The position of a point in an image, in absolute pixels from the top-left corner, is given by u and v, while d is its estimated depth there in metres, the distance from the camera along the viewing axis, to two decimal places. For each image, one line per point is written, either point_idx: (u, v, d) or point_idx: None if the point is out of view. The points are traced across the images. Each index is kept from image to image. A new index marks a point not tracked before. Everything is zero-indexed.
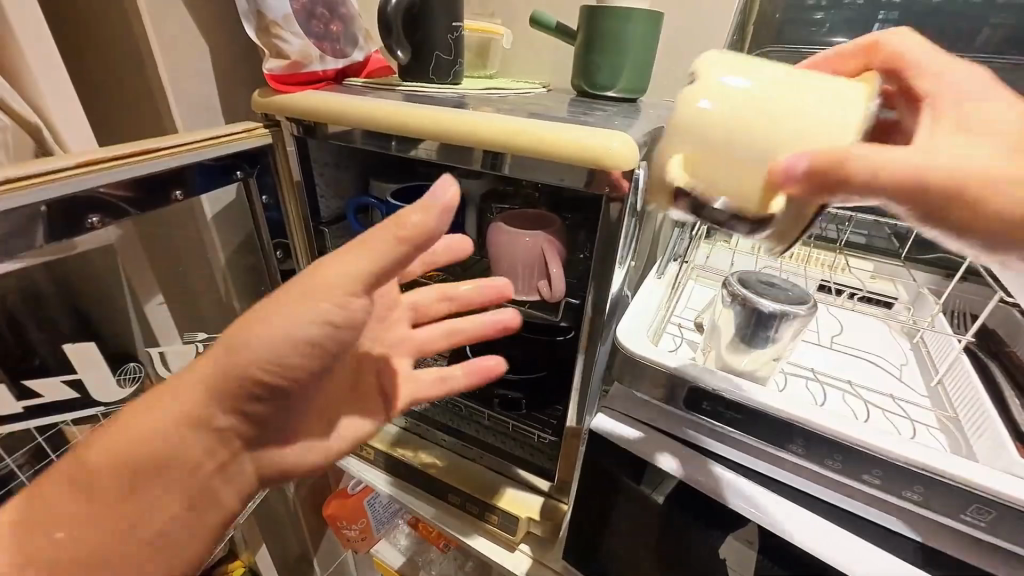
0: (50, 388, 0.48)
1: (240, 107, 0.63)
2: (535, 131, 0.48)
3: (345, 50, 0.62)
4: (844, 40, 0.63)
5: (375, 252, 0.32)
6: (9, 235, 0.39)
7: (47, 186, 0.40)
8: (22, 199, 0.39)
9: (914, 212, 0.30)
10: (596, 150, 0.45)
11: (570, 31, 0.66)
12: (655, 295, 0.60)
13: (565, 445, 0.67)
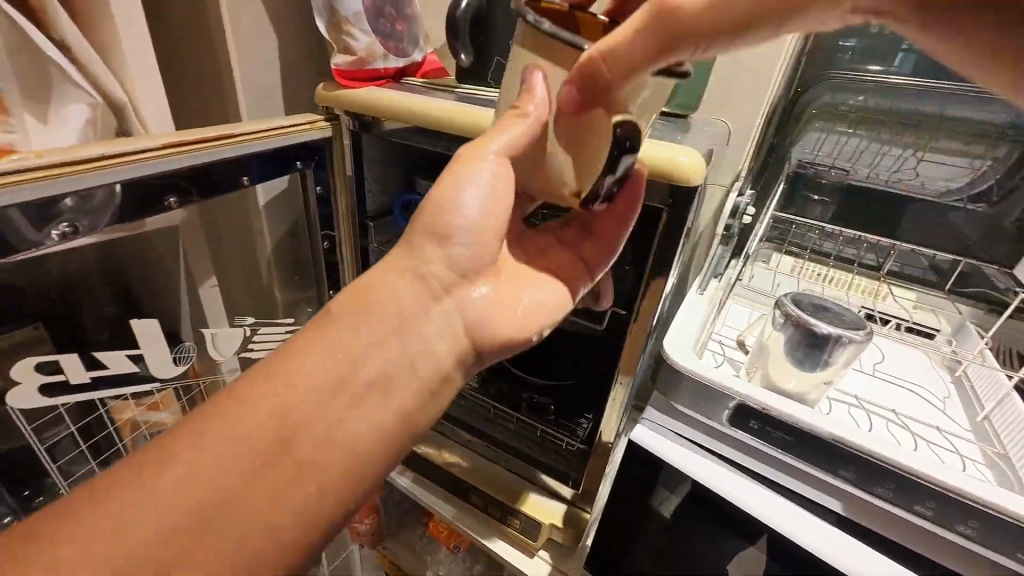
0: (116, 361, 0.49)
1: (301, 100, 0.65)
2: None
3: (407, 50, 0.63)
4: (877, 67, 0.63)
5: (509, 137, 0.35)
6: (87, 212, 0.40)
7: (128, 167, 0.41)
8: (103, 177, 0.39)
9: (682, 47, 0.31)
10: (669, 167, 0.45)
11: None
12: (698, 311, 0.60)
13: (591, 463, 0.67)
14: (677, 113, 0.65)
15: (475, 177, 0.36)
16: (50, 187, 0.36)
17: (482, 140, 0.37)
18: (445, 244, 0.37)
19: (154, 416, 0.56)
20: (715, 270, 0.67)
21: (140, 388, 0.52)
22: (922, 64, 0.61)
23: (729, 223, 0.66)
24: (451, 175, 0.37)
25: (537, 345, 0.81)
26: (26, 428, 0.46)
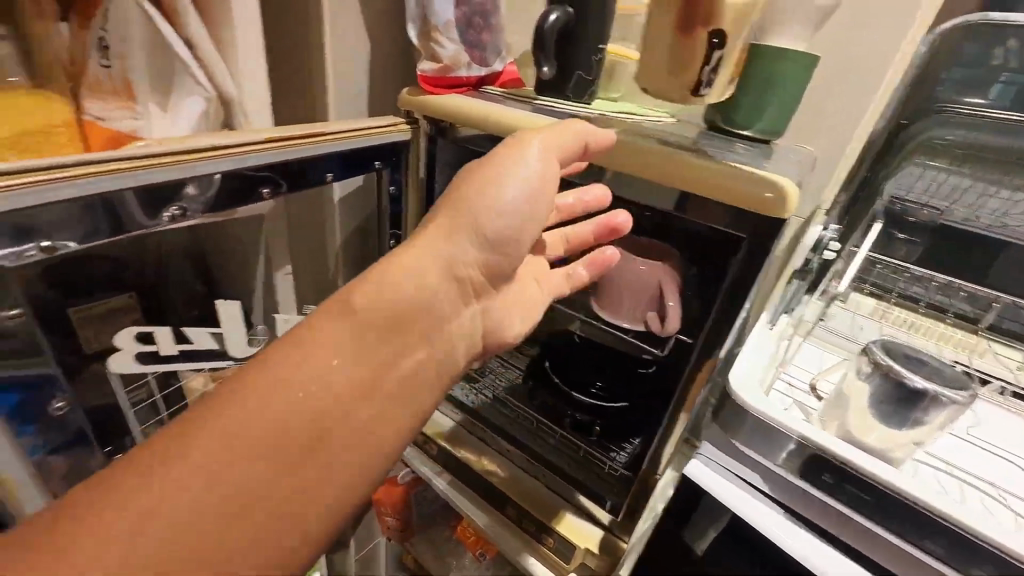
0: (201, 337, 0.55)
1: (383, 103, 0.67)
2: (686, 162, 0.47)
3: (489, 59, 0.63)
4: (977, 100, 0.59)
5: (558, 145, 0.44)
6: (193, 198, 0.43)
7: (229, 158, 0.44)
8: (207, 166, 0.42)
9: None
10: (751, 200, 0.44)
11: None
12: (768, 346, 0.57)
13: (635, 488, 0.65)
14: (760, 137, 0.63)
15: (524, 170, 0.42)
16: (169, 172, 0.40)
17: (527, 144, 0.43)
18: (488, 234, 0.41)
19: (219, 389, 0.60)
20: (788, 304, 0.63)
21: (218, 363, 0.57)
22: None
23: (809, 258, 0.62)
24: (501, 166, 0.42)
25: (586, 360, 0.80)
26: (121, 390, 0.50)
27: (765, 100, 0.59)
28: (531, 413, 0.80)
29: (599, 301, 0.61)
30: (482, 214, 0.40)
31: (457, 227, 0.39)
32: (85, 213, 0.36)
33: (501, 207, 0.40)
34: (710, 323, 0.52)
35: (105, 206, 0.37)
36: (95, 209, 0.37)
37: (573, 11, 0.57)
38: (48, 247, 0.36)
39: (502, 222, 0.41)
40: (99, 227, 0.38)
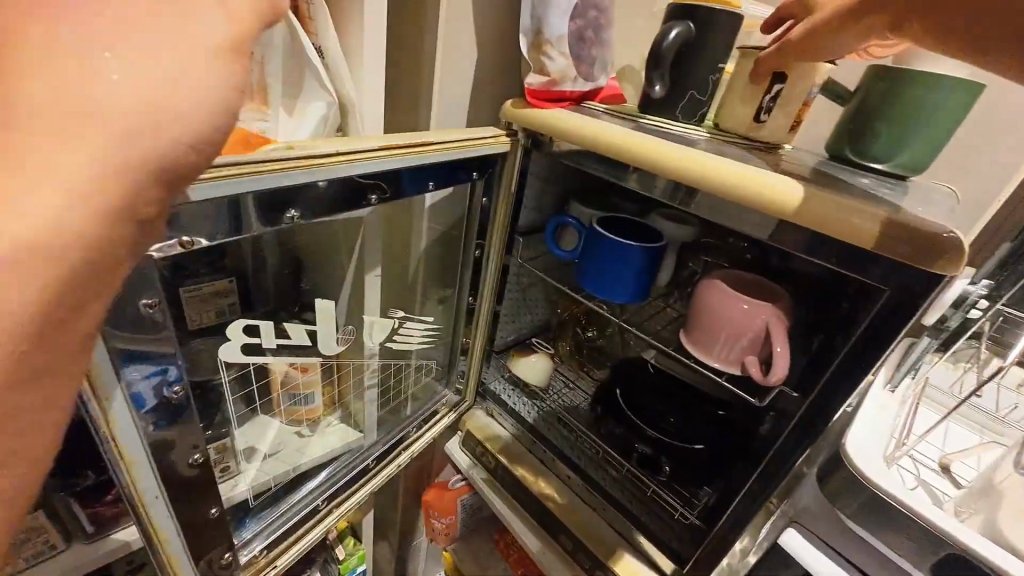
0: (297, 332, 0.57)
1: (483, 113, 0.67)
2: (813, 198, 0.42)
3: (595, 75, 0.62)
4: None
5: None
6: (309, 199, 0.44)
7: (346, 165, 0.45)
8: (325, 173, 0.43)
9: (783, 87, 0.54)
10: (908, 247, 0.38)
11: (844, 92, 0.58)
12: (889, 413, 0.50)
13: (710, 542, 0.59)
14: (897, 173, 0.56)
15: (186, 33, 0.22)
16: (293, 177, 0.41)
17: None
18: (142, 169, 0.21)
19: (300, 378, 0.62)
20: (914, 365, 0.55)
21: (306, 357, 0.60)
22: None
23: (947, 315, 0.55)
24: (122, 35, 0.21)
25: (661, 395, 0.74)
26: (223, 375, 0.50)
27: (908, 132, 0.52)
28: (595, 443, 0.76)
29: (691, 335, 0.57)
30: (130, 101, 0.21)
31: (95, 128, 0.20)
32: (219, 210, 0.38)
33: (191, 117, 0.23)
34: (826, 379, 0.46)
35: (235, 206, 0.39)
36: (225, 209, 0.39)
37: (693, 28, 0.54)
38: (185, 240, 0.37)
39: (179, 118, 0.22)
40: (221, 226, 0.39)
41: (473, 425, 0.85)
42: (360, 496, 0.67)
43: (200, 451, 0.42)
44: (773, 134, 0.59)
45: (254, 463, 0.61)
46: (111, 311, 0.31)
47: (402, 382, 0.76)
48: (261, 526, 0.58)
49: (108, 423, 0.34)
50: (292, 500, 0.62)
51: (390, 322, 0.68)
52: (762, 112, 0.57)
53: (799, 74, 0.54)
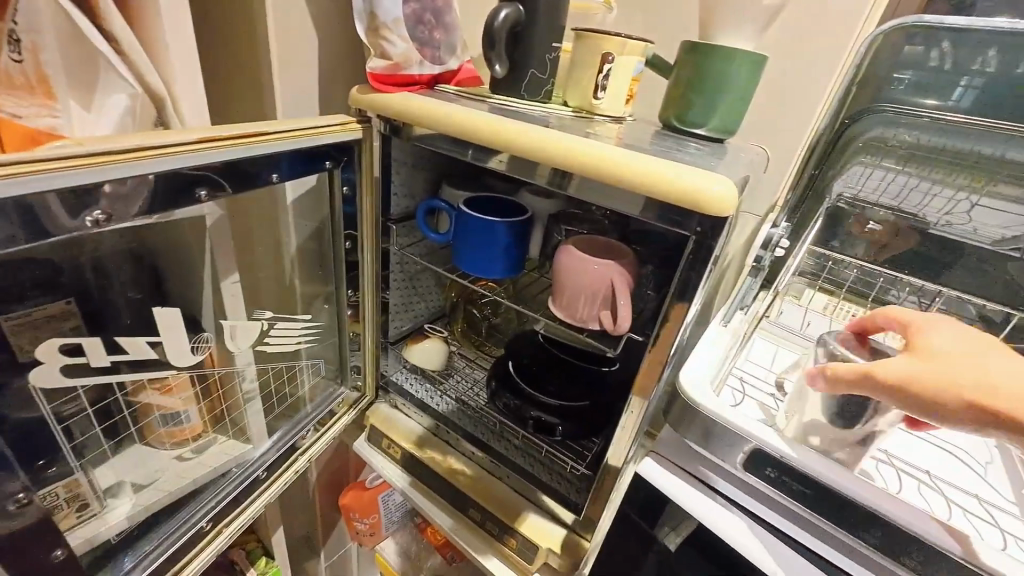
0: (136, 345, 0.50)
1: (336, 100, 0.66)
2: (626, 160, 0.47)
3: (442, 58, 0.63)
4: (933, 103, 0.59)
5: None
6: (120, 199, 0.40)
7: (167, 157, 0.42)
8: (140, 168, 0.40)
9: (606, 62, 0.59)
10: (702, 195, 0.43)
11: (666, 66, 0.65)
12: (719, 343, 0.58)
13: (599, 482, 0.65)
14: (715, 136, 0.63)
15: None
16: (84, 175, 0.37)
17: None
18: None
19: (165, 398, 0.58)
20: (742, 301, 0.65)
21: (155, 373, 0.54)
22: (982, 100, 0.57)
23: (760, 254, 0.64)
24: None
25: (551, 360, 0.79)
26: (44, 408, 0.44)
27: (714, 101, 0.60)
28: (496, 416, 0.78)
29: (556, 298, 0.61)
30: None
31: None
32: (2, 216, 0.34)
33: None
34: (658, 321, 0.52)
35: (26, 211, 0.35)
36: (10, 214, 0.34)
37: (521, 9, 0.57)
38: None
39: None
40: (19, 231, 0.35)
41: (374, 418, 0.84)
42: (254, 510, 0.63)
43: (24, 492, 0.38)
44: (612, 109, 0.63)
45: (123, 498, 0.56)
46: None
47: (282, 387, 0.73)
48: (134, 559, 0.53)
49: None
50: (169, 524, 0.58)
51: (259, 323, 0.65)
52: (599, 90, 0.61)
53: (625, 53, 0.59)
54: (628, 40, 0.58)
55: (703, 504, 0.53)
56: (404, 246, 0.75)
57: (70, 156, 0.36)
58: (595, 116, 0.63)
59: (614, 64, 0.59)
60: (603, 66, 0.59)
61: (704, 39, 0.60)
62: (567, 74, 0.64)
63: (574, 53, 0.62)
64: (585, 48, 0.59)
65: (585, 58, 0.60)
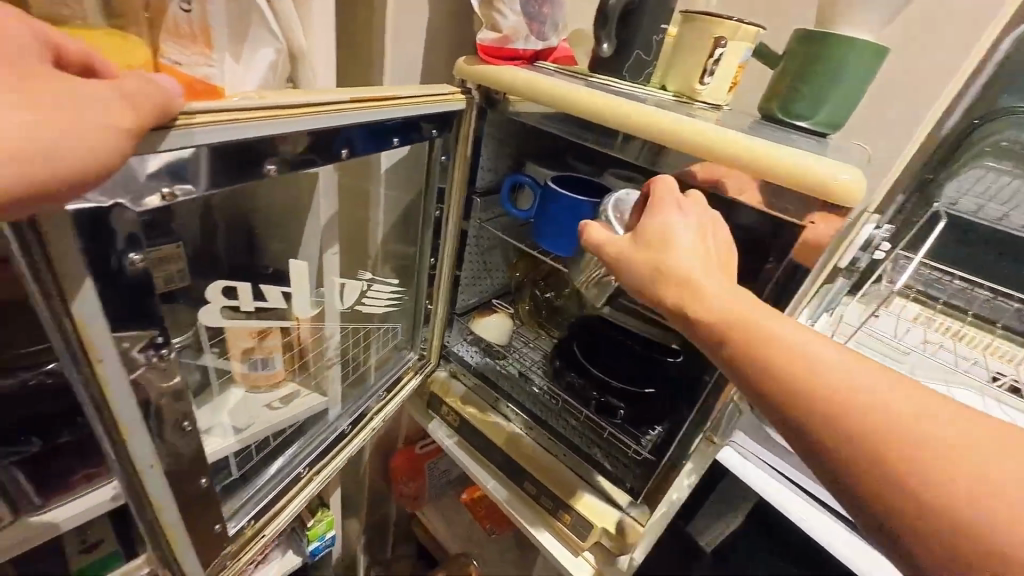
0: (273, 295, 0.55)
1: (436, 72, 0.67)
2: (762, 149, 0.47)
3: (546, 34, 0.64)
4: None
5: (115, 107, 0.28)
6: (293, 150, 0.41)
7: (337, 115, 0.43)
8: (316, 121, 0.41)
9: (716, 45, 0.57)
10: (835, 186, 0.43)
11: (772, 55, 0.63)
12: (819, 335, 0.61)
13: (659, 477, 0.67)
14: (819, 131, 0.61)
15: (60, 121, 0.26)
16: (275, 126, 0.38)
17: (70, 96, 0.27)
18: None
19: (268, 341, 0.58)
20: (830, 306, 0.65)
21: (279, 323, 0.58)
22: None
23: (858, 256, 0.63)
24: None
25: (618, 347, 0.78)
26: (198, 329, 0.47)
27: (825, 93, 0.58)
28: (561, 396, 0.79)
29: None
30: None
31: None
32: (208, 165, 0.34)
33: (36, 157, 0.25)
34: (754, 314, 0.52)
35: (235, 156, 0.36)
36: (217, 158, 0.34)
37: None
38: (168, 193, 0.32)
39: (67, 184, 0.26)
40: (223, 174, 0.35)
41: (437, 387, 0.87)
42: (341, 461, 0.67)
43: (188, 422, 0.40)
44: (713, 96, 0.61)
45: (226, 441, 0.56)
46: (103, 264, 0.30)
47: (359, 352, 0.74)
48: (244, 499, 0.55)
49: (108, 405, 0.33)
50: (269, 474, 0.61)
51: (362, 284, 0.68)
52: (705, 76, 0.59)
53: (737, 38, 0.57)
54: (742, 24, 0.56)
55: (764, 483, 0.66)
56: (483, 219, 0.77)
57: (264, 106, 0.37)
58: (695, 102, 0.61)
59: (725, 49, 0.57)
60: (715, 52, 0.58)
61: (820, 27, 0.59)
62: (667, 59, 0.63)
63: (679, 35, 0.61)
64: (693, 31, 0.59)
65: (690, 41, 0.59)
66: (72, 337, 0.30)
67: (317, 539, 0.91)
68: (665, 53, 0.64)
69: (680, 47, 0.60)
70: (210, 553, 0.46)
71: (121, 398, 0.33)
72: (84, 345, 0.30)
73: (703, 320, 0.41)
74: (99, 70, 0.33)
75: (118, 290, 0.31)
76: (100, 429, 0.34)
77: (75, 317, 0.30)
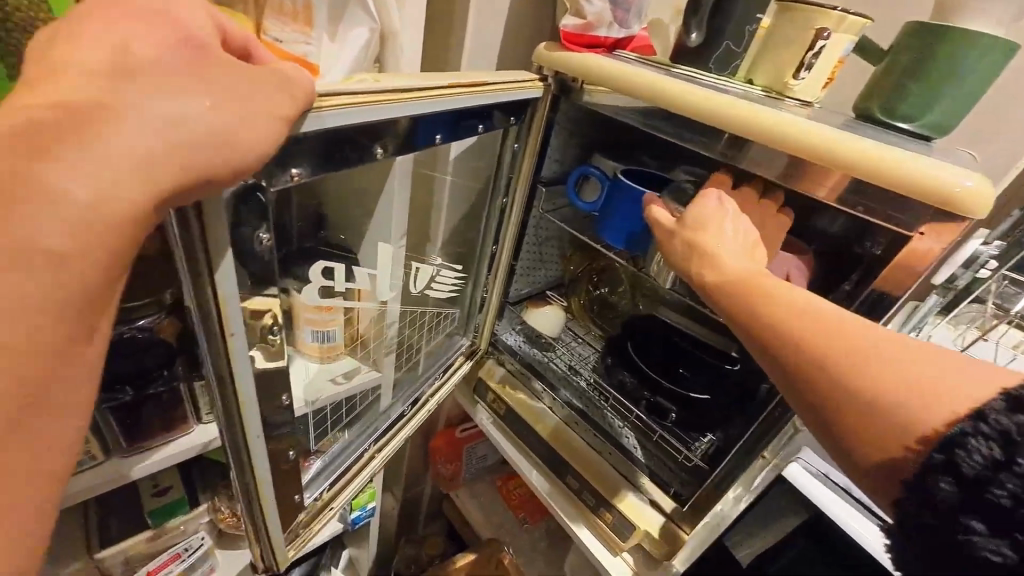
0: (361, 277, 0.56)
1: (513, 57, 0.66)
2: (871, 150, 0.43)
3: (629, 21, 0.62)
4: None
5: (254, 87, 0.28)
6: (394, 136, 0.42)
7: (440, 101, 0.44)
8: (422, 106, 0.42)
9: (818, 37, 0.53)
10: (955, 193, 0.40)
11: (876, 50, 0.58)
12: None
13: (702, 493, 0.65)
14: (924, 134, 0.56)
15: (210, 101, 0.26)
16: (379, 112, 0.38)
17: (215, 70, 0.27)
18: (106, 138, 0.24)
19: (348, 318, 0.58)
20: (919, 324, 0.60)
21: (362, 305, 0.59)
22: None
23: (956, 273, 0.57)
24: (154, 87, 0.26)
25: (668, 347, 0.76)
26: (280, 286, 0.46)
27: (939, 92, 0.53)
28: (612, 393, 0.77)
29: None
30: (144, 115, 0.25)
31: (148, 132, 0.25)
32: (326, 146, 0.35)
33: (190, 134, 0.26)
34: None
35: (347, 141, 0.37)
36: (336, 142, 0.36)
37: None
38: (296, 178, 0.34)
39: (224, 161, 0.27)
40: (337, 159, 0.37)
41: (485, 374, 0.87)
42: (399, 441, 0.68)
43: (287, 396, 0.42)
44: (806, 94, 0.57)
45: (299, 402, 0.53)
46: (244, 247, 0.32)
47: (416, 340, 0.75)
48: (319, 469, 0.57)
49: (231, 378, 0.34)
50: (336, 449, 0.62)
51: (432, 268, 0.70)
52: (802, 70, 0.55)
53: (842, 30, 0.53)
54: (848, 15, 0.52)
55: (831, 500, 0.64)
56: (546, 210, 0.76)
57: (380, 89, 0.37)
58: (785, 98, 0.58)
59: (828, 41, 0.53)
60: (816, 48, 0.53)
61: (938, 19, 0.53)
62: (757, 50, 0.59)
63: (772, 23, 0.57)
64: (790, 21, 0.54)
65: (784, 31, 0.55)
66: (212, 311, 0.31)
67: (359, 508, 0.94)
68: (754, 43, 0.60)
69: (772, 40, 0.57)
70: (292, 516, 0.49)
71: (243, 374, 0.35)
72: (220, 319, 0.31)
73: (720, 280, 0.43)
74: (258, 57, 0.33)
75: (247, 265, 0.33)
76: (216, 395, 0.35)
77: (217, 291, 0.30)
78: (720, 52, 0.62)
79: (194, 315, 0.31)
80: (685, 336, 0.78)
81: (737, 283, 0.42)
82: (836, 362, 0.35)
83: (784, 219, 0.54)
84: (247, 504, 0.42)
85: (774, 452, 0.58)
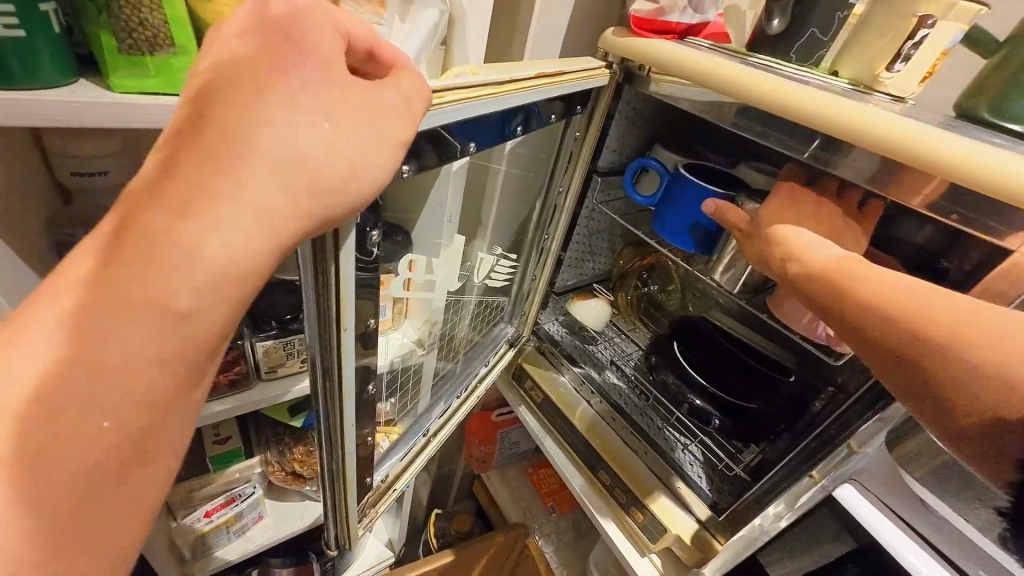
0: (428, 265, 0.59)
1: (577, 43, 0.65)
2: (966, 150, 0.39)
3: (705, 6, 0.58)
4: None
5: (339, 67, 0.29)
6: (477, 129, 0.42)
7: (518, 94, 0.44)
8: (506, 101, 0.42)
9: (920, 26, 0.47)
10: None
11: (987, 40, 0.52)
12: None
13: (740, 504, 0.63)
14: None
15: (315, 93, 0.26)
16: (472, 109, 0.38)
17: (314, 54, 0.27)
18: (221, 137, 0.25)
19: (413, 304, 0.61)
20: None
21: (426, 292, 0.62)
22: None
23: None
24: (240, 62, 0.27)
25: (714, 343, 0.74)
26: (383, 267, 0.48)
27: None
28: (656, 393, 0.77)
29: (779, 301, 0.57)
30: (248, 108, 0.25)
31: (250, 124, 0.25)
32: (427, 144, 0.36)
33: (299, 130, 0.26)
34: None
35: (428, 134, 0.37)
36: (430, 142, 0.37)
37: None
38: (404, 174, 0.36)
39: (339, 170, 0.27)
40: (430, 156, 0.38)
41: (525, 361, 0.87)
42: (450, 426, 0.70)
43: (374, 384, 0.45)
44: (900, 89, 0.52)
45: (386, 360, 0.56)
46: (361, 246, 0.34)
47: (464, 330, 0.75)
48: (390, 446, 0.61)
49: (339, 374, 0.37)
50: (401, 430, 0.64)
51: (491, 259, 0.71)
52: (897, 61, 0.50)
53: (949, 17, 0.47)
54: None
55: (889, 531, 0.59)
56: (603, 202, 0.76)
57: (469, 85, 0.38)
58: (873, 92, 0.54)
59: (932, 30, 0.47)
60: (919, 39, 0.48)
61: None
62: (848, 40, 0.55)
63: (868, 10, 0.52)
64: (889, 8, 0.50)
65: (880, 18, 0.51)
66: (335, 311, 0.33)
67: None
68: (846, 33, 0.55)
69: (866, 28, 0.52)
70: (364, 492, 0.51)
71: (350, 367, 0.37)
72: (340, 316, 0.34)
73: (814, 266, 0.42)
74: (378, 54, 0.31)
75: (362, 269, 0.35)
76: (323, 389, 0.38)
77: (342, 290, 0.33)
78: (803, 41, 0.57)
79: (313, 314, 0.33)
80: (733, 341, 0.75)
81: (821, 273, 0.41)
82: (934, 332, 0.35)
83: (863, 228, 0.51)
84: (331, 487, 0.45)
85: (825, 472, 0.54)
